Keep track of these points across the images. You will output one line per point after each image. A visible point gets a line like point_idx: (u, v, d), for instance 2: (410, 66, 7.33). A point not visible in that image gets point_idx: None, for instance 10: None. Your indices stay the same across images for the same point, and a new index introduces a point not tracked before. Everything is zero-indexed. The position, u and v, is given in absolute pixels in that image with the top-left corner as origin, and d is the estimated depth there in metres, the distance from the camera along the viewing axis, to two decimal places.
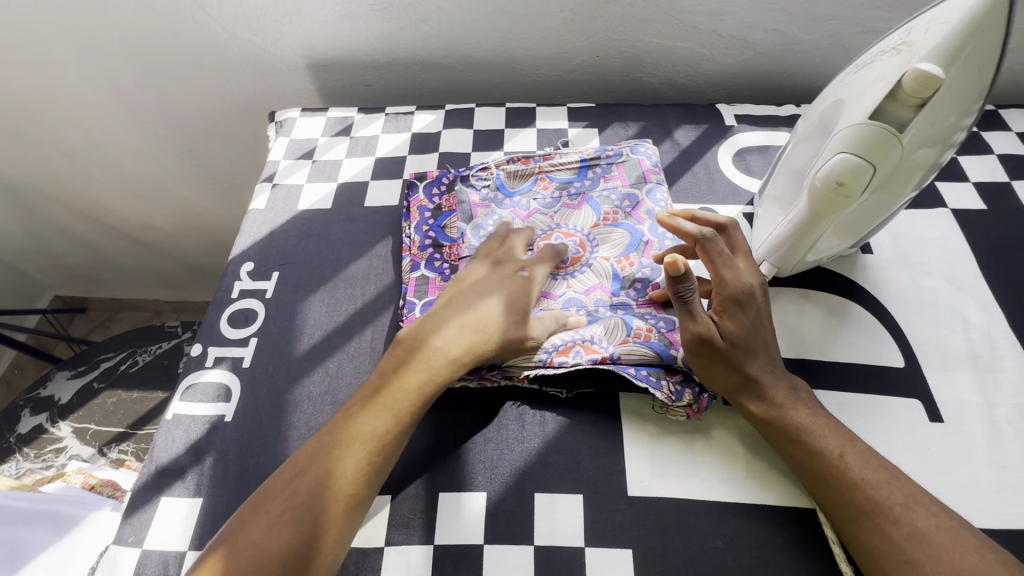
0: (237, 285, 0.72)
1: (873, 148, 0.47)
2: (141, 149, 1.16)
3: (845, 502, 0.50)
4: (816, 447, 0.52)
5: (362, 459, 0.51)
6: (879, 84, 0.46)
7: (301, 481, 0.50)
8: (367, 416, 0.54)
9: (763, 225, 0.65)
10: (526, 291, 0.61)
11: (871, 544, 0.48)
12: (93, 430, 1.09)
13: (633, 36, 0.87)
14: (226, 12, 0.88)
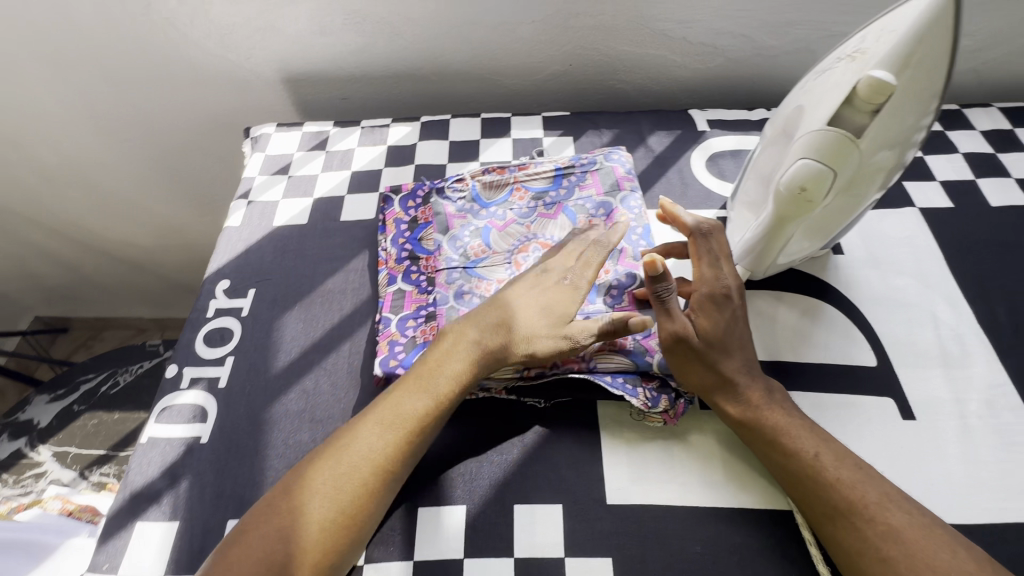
0: (212, 304, 0.71)
1: (833, 152, 0.48)
2: (117, 167, 1.15)
3: (820, 501, 0.50)
4: (792, 447, 0.52)
5: (393, 445, 0.54)
6: (836, 90, 0.47)
7: (332, 464, 0.53)
8: (370, 430, 0.54)
9: (734, 230, 0.66)
10: (568, 301, 0.59)
11: (847, 544, 0.48)
12: (74, 454, 1.05)
13: (605, 44, 0.87)
14: (199, 28, 0.88)
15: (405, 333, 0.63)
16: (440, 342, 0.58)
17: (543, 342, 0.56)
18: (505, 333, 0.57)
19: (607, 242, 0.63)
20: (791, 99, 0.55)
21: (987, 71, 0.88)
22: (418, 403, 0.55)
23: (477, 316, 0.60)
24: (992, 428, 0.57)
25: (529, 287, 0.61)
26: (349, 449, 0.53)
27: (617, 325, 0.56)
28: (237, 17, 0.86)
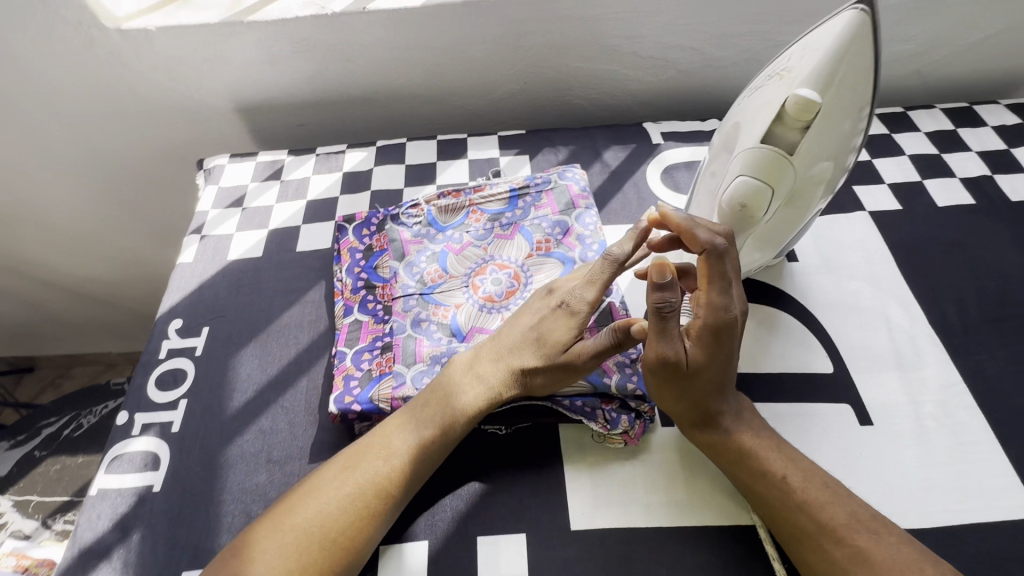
0: (164, 345, 0.69)
1: (770, 168, 0.49)
2: (71, 205, 1.12)
3: (790, 523, 0.50)
4: (762, 469, 0.52)
5: (401, 467, 0.54)
6: (768, 108, 0.49)
7: (338, 485, 0.52)
8: (368, 454, 0.54)
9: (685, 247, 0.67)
10: (561, 334, 0.57)
11: (815, 565, 0.48)
12: (36, 501, 1.01)
13: (557, 62, 0.88)
14: (145, 62, 0.86)
15: (361, 366, 0.62)
16: (449, 368, 0.59)
17: (537, 376, 0.56)
18: (504, 364, 0.57)
19: (619, 254, 0.57)
20: (726, 118, 0.56)
21: (929, 73, 0.90)
22: (425, 428, 0.55)
23: (479, 346, 0.60)
24: (946, 429, 0.57)
25: (532, 314, 0.60)
26: (356, 469, 0.53)
27: (619, 336, 0.54)
28: (183, 49, 0.84)
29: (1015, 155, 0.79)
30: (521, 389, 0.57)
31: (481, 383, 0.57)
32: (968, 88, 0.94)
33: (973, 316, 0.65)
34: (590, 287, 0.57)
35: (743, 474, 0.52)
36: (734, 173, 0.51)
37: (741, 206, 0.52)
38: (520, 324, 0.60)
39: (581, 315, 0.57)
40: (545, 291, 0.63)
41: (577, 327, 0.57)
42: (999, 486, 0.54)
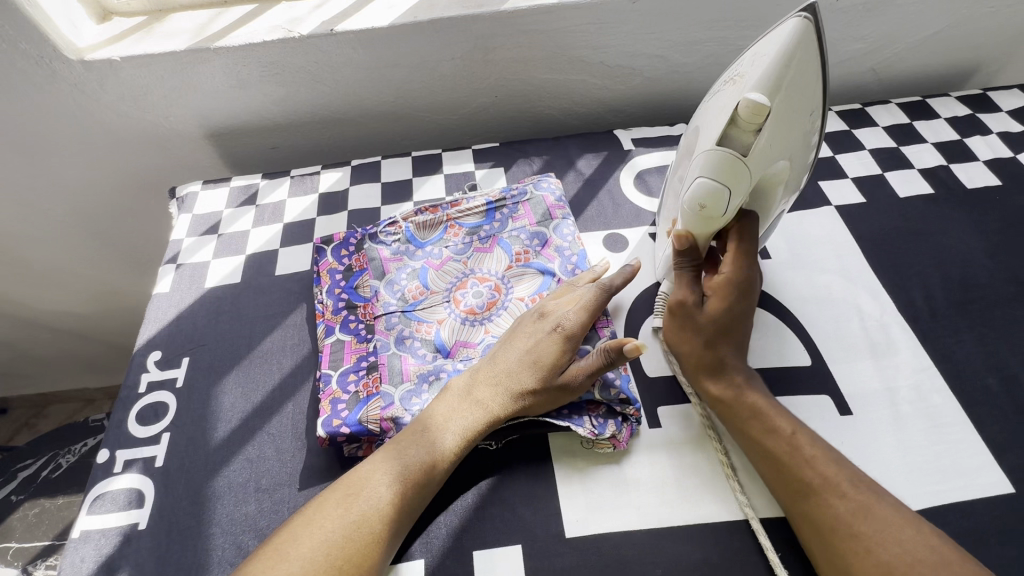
0: (144, 378, 0.68)
1: (723, 170, 0.51)
2: (39, 241, 1.09)
3: (794, 475, 0.51)
4: (772, 424, 0.54)
5: (405, 490, 0.53)
6: (722, 114, 0.51)
7: (342, 513, 0.52)
8: (372, 481, 0.54)
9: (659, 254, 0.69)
10: (558, 355, 0.59)
11: (817, 521, 0.49)
12: (15, 548, 0.99)
13: (526, 74, 0.89)
14: (110, 91, 0.85)
15: (347, 389, 0.62)
16: (449, 393, 0.59)
17: (536, 398, 0.57)
18: (502, 386, 0.59)
19: (611, 284, 0.62)
20: (689, 126, 0.59)
21: (882, 70, 0.94)
22: (428, 451, 0.55)
23: (475, 369, 0.61)
24: (922, 413, 0.59)
25: (525, 336, 0.61)
26: (359, 496, 0.53)
27: (610, 355, 0.56)
28: (150, 77, 0.84)
29: (968, 144, 0.83)
30: (519, 410, 0.57)
31: (479, 408, 0.58)
32: (920, 82, 0.98)
33: (940, 301, 0.68)
34: (583, 311, 0.61)
35: (750, 426, 0.54)
36: (692, 178, 0.54)
37: (697, 211, 0.54)
38: (516, 344, 0.61)
39: (575, 338, 0.59)
40: (532, 310, 0.64)
41: (572, 348, 0.59)
42: (975, 464, 0.56)
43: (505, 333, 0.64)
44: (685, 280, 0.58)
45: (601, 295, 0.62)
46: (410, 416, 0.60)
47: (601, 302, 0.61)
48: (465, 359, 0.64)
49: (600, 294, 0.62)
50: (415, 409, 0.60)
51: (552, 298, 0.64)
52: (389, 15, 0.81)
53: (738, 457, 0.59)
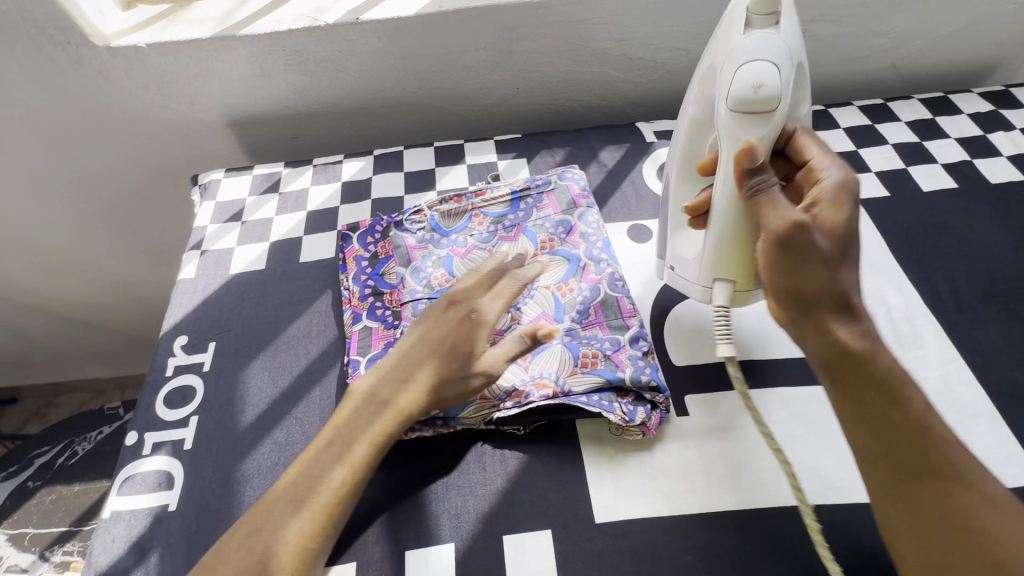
0: (170, 362, 0.68)
1: (763, 51, 0.49)
2: (58, 228, 1.09)
3: (913, 453, 0.43)
4: (901, 389, 0.45)
5: (309, 517, 0.51)
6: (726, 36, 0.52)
7: (241, 552, 0.49)
8: (275, 514, 0.51)
9: (688, 266, 0.59)
10: (470, 337, 0.58)
11: (933, 510, 0.42)
12: (32, 534, 1.00)
13: (548, 66, 0.89)
14: (135, 79, 0.86)
15: None
16: (351, 401, 0.57)
17: (454, 386, 0.56)
18: (426, 374, 0.57)
19: (524, 274, 0.61)
20: (686, 100, 0.58)
21: (904, 66, 0.94)
22: (337, 469, 0.53)
23: (383, 366, 0.59)
24: (949, 404, 0.59)
25: (437, 324, 0.60)
26: (262, 533, 0.50)
27: (526, 342, 0.56)
28: (174, 65, 0.84)
29: (991, 140, 0.83)
30: (429, 405, 0.56)
31: (385, 414, 0.55)
32: (941, 78, 0.98)
33: (965, 294, 0.68)
34: (497, 299, 0.60)
35: (869, 390, 0.45)
36: (724, 89, 0.51)
37: (751, 105, 0.49)
38: (429, 332, 0.59)
39: (488, 326, 0.58)
40: (442, 298, 0.62)
41: (487, 332, 0.58)
42: (1003, 455, 0.56)
43: (416, 322, 0.62)
44: (780, 200, 0.48)
45: (514, 284, 0.61)
46: None
47: (516, 288, 0.61)
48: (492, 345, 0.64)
49: (512, 282, 0.61)
50: None
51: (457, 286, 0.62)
52: (414, 5, 0.81)
53: (766, 446, 0.59)
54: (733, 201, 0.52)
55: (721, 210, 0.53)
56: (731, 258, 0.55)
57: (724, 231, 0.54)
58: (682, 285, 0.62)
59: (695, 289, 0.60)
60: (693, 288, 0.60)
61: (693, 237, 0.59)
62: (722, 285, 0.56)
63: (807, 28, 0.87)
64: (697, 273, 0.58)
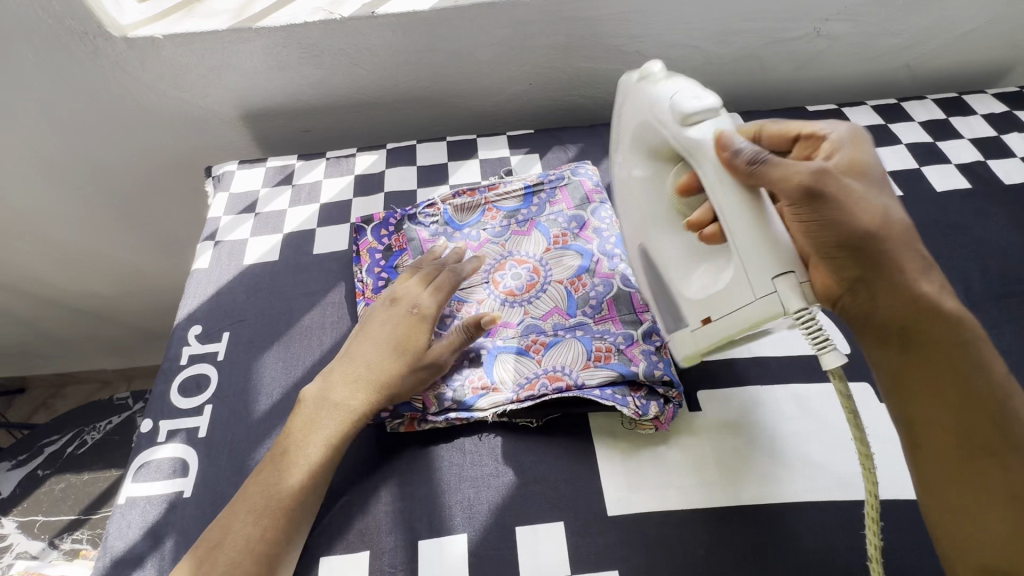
0: (185, 351, 0.69)
1: (675, 81, 0.54)
2: (69, 219, 1.10)
3: (989, 430, 0.45)
4: (981, 365, 0.47)
5: (273, 520, 0.52)
6: (631, 92, 0.59)
7: (212, 559, 0.50)
8: (240, 520, 0.52)
9: (730, 292, 0.50)
10: (418, 330, 0.62)
11: (1005, 485, 0.44)
12: (41, 522, 0.99)
13: (562, 62, 0.89)
14: (150, 70, 0.86)
15: None
16: (302, 406, 0.59)
17: (407, 377, 0.59)
18: (370, 377, 0.59)
19: (460, 270, 0.67)
20: (631, 160, 0.60)
21: (917, 66, 0.94)
22: (300, 472, 0.55)
23: (328, 373, 0.61)
24: None
25: (379, 324, 0.63)
26: (228, 540, 0.51)
27: (471, 330, 0.61)
28: (190, 56, 0.84)
29: (1005, 141, 0.83)
30: (386, 401, 0.59)
31: (341, 411, 0.58)
32: (956, 79, 0.98)
33: (979, 294, 0.68)
34: (434, 293, 0.65)
35: (943, 365, 0.46)
36: (657, 118, 0.54)
37: (694, 112, 0.51)
38: (372, 335, 0.63)
39: (427, 319, 0.63)
40: (376, 306, 0.66)
41: (429, 325, 0.63)
42: None
43: (355, 331, 0.65)
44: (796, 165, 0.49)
45: (451, 280, 0.66)
46: (450, 391, 0.61)
47: (451, 285, 0.65)
48: (504, 336, 0.66)
49: (451, 276, 0.66)
50: (455, 385, 0.61)
51: (393, 288, 0.66)
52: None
53: (778, 442, 0.59)
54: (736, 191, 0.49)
55: (727, 211, 0.50)
56: (777, 246, 0.48)
57: (752, 224, 0.48)
58: (726, 326, 0.50)
59: (751, 314, 0.48)
60: (741, 318, 0.49)
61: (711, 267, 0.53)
62: (788, 278, 0.47)
63: (821, 27, 0.86)
64: (748, 289, 0.49)
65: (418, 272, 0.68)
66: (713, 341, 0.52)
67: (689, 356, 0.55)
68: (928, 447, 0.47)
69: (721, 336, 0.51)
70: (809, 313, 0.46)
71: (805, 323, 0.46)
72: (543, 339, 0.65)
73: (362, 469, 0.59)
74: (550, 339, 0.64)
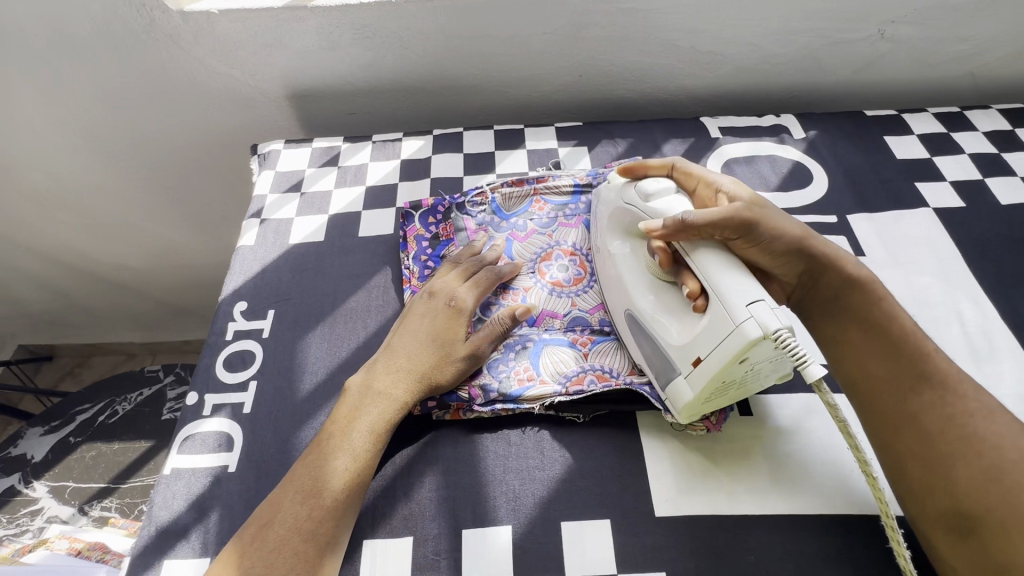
0: (230, 326, 0.69)
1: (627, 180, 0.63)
2: (112, 189, 1.11)
3: (910, 372, 0.51)
4: (890, 317, 0.54)
5: (322, 502, 0.52)
6: (603, 193, 0.67)
7: (262, 538, 0.50)
8: (289, 502, 0.52)
9: (709, 330, 0.51)
10: (455, 324, 0.62)
11: (931, 419, 0.49)
12: (72, 487, 0.98)
13: (614, 55, 0.88)
14: (203, 45, 0.86)
15: None
16: (349, 395, 0.59)
17: (447, 367, 0.59)
18: (411, 373, 0.59)
19: (502, 270, 0.66)
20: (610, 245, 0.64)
21: (980, 74, 0.91)
22: (350, 458, 0.54)
23: (372, 365, 0.60)
24: None
25: (418, 317, 0.63)
26: (276, 520, 0.51)
27: (508, 322, 0.62)
28: (243, 32, 0.84)
29: None
30: (427, 392, 0.58)
31: (385, 401, 0.57)
32: (1019, 90, 0.94)
33: None
34: (472, 288, 0.64)
35: (869, 327, 0.54)
36: (626, 202, 0.61)
37: (654, 192, 0.58)
38: (410, 328, 0.62)
39: (465, 312, 0.62)
40: (414, 299, 0.66)
41: (467, 318, 0.62)
42: None
43: (395, 325, 0.65)
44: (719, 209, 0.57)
45: (491, 276, 0.66)
46: (497, 382, 0.60)
47: (493, 281, 0.65)
48: (551, 329, 0.65)
49: (491, 275, 0.66)
50: (501, 376, 0.61)
51: (429, 282, 0.66)
52: None
53: (831, 452, 0.58)
54: (692, 245, 0.54)
55: (698, 265, 0.53)
56: (743, 281, 0.50)
57: (721, 269, 0.51)
58: (714, 361, 0.50)
59: (733, 343, 0.48)
60: (725, 350, 0.49)
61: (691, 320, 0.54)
62: (760, 304, 0.48)
63: (885, 29, 0.84)
64: (724, 320, 0.49)
65: (459, 265, 0.67)
66: (708, 382, 0.51)
67: (687, 406, 0.54)
68: (870, 402, 0.53)
69: (712, 375, 0.50)
70: (784, 330, 0.46)
71: (783, 341, 0.46)
72: (589, 334, 0.65)
73: (406, 456, 0.58)
74: (596, 334, 0.65)
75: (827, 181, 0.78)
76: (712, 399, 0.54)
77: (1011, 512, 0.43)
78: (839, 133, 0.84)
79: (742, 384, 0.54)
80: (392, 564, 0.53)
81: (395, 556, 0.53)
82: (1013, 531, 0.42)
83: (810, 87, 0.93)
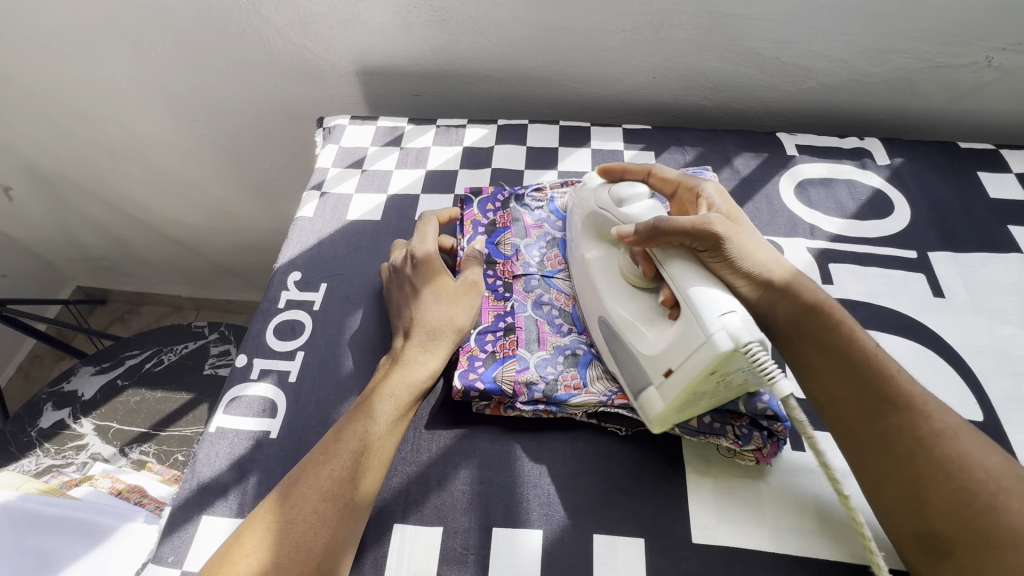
0: (284, 295, 0.70)
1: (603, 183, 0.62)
2: (178, 147, 1.14)
3: (874, 395, 0.50)
4: (853, 337, 0.52)
5: (348, 466, 0.52)
6: (577, 192, 0.66)
7: (281, 501, 0.49)
8: (312, 470, 0.51)
9: (681, 340, 0.49)
10: (437, 268, 0.64)
11: (899, 440, 0.48)
12: (115, 429, 1.02)
13: (694, 59, 0.84)
14: (282, 15, 0.87)
15: (485, 348, 0.61)
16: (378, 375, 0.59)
17: (458, 306, 0.61)
18: (410, 339, 0.60)
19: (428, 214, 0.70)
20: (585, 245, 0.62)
21: None
22: (376, 426, 0.54)
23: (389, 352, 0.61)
24: None
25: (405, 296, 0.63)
26: (296, 484, 0.50)
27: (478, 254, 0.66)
28: (322, 6, 0.85)
29: None
30: (450, 337, 0.60)
31: (405, 379, 0.57)
32: None
33: None
34: (427, 234, 0.67)
35: (827, 348, 0.53)
36: (598, 206, 0.60)
37: (629, 198, 0.57)
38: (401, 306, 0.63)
39: (430, 251, 0.65)
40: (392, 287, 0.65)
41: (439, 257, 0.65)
42: None
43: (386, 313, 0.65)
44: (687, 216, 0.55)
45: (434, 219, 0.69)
46: (544, 383, 0.59)
47: (435, 224, 0.69)
48: None
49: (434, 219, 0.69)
50: (548, 377, 0.59)
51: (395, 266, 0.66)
52: None
53: None
54: (664, 253, 0.52)
55: (669, 270, 0.52)
56: (716, 291, 0.48)
57: (695, 280, 0.50)
58: (686, 372, 0.48)
59: (703, 356, 0.47)
60: (694, 364, 0.48)
61: (666, 328, 0.52)
62: (732, 315, 0.46)
63: (995, 56, 0.78)
64: (694, 332, 0.48)
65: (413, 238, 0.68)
66: (679, 393, 0.50)
67: (659, 416, 0.53)
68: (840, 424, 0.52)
69: (683, 387, 0.49)
70: (755, 344, 0.45)
71: (752, 356, 0.45)
72: None
73: (442, 444, 0.58)
74: None
75: (909, 214, 0.74)
76: (684, 409, 0.53)
77: (986, 534, 0.43)
78: (928, 163, 0.79)
79: (717, 395, 0.53)
80: (419, 557, 0.52)
81: (421, 545, 0.53)
82: (986, 548, 0.43)
83: (900, 112, 0.88)
